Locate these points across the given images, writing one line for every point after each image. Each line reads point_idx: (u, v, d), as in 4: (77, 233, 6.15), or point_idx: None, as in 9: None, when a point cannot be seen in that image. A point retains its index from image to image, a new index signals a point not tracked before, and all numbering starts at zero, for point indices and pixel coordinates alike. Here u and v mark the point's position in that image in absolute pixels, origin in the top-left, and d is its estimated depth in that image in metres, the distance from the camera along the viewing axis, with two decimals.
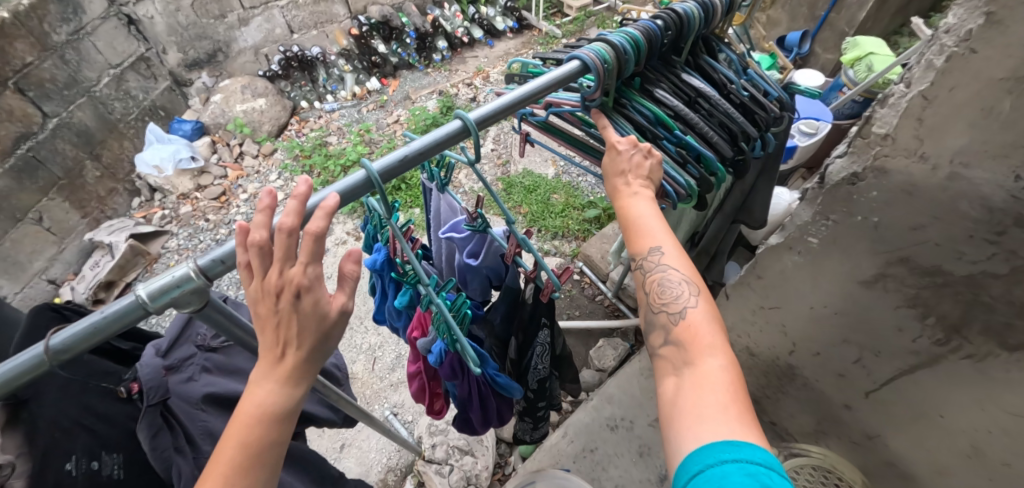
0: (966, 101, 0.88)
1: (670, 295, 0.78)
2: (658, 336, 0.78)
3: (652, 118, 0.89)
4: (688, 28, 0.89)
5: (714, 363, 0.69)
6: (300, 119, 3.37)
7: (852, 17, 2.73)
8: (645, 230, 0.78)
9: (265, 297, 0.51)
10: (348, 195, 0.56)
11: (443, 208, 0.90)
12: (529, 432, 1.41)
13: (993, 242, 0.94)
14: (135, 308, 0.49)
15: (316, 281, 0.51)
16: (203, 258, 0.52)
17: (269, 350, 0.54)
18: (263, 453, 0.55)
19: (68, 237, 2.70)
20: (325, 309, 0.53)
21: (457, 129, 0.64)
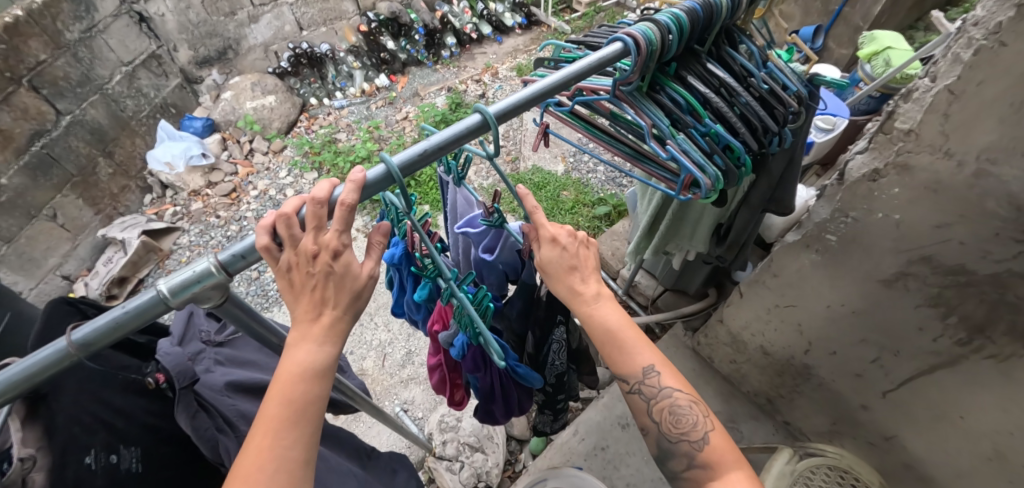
0: (994, 98, 0.85)
1: (685, 422, 0.81)
2: (679, 461, 0.81)
3: (684, 106, 0.87)
4: (716, 17, 0.88)
5: (738, 478, 0.74)
6: (309, 116, 3.38)
7: (866, 11, 2.68)
8: (628, 349, 0.79)
9: (298, 263, 0.50)
10: (367, 191, 0.53)
11: (459, 201, 0.89)
12: (548, 424, 1.41)
13: (1020, 241, 0.91)
14: (156, 304, 0.48)
15: (348, 244, 0.51)
16: (224, 252, 0.50)
17: (304, 311, 0.52)
18: (308, 410, 0.52)
19: (82, 233, 2.73)
20: (357, 272, 0.52)
21: (477, 124, 0.63)
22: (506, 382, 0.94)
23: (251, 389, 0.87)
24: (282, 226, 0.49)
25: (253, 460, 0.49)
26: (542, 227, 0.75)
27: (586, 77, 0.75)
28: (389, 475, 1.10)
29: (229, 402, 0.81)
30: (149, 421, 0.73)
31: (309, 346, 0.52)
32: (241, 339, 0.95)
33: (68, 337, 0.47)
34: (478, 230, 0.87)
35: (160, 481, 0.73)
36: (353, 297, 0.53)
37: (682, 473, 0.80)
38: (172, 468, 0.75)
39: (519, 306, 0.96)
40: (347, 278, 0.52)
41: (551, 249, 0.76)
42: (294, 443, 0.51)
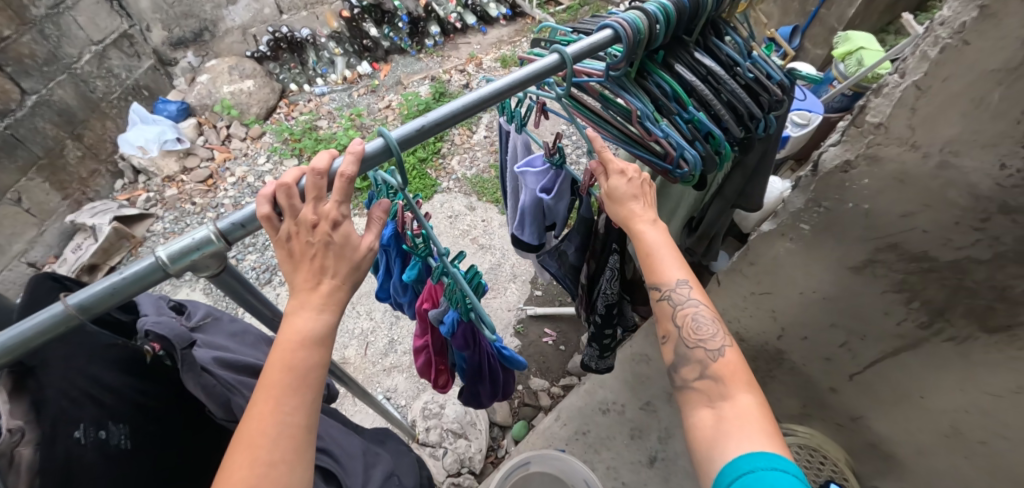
0: (959, 92, 0.90)
1: (705, 332, 0.85)
2: (692, 370, 0.83)
3: (670, 93, 0.90)
4: (702, 8, 0.90)
5: (749, 400, 0.75)
6: (289, 102, 3.29)
7: (841, 13, 2.76)
8: (665, 263, 0.83)
9: (298, 232, 0.51)
10: (368, 165, 0.56)
11: (519, 146, 1.05)
12: (596, 361, 1.43)
13: (978, 229, 0.98)
14: (154, 270, 0.49)
15: (346, 216, 0.52)
16: (223, 221, 0.51)
17: (303, 282, 0.53)
18: (309, 376, 0.53)
19: (49, 219, 2.62)
20: (356, 244, 0.53)
21: (555, 63, 0.72)
22: (494, 363, 0.97)
23: (239, 367, 0.78)
24: (282, 196, 0.50)
25: (256, 427, 0.50)
26: (611, 161, 0.83)
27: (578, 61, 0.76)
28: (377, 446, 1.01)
29: (225, 374, 0.73)
30: (138, 399, 0.72)
31: (307, 313, 0.53)
32: (209, 326, 0.87)
33: (65, 301, 0.47)
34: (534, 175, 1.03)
35: (148, 457, 0.72)
36: (351, 269, 0.54)
37: (692, 382, 0.82)
38: (160, 447, 0.74)
39: (577, 241, 1.18)
40: (346, 248, 0.53)
41: (619, 179, 0.84)
42: (296, 409, 0.52)
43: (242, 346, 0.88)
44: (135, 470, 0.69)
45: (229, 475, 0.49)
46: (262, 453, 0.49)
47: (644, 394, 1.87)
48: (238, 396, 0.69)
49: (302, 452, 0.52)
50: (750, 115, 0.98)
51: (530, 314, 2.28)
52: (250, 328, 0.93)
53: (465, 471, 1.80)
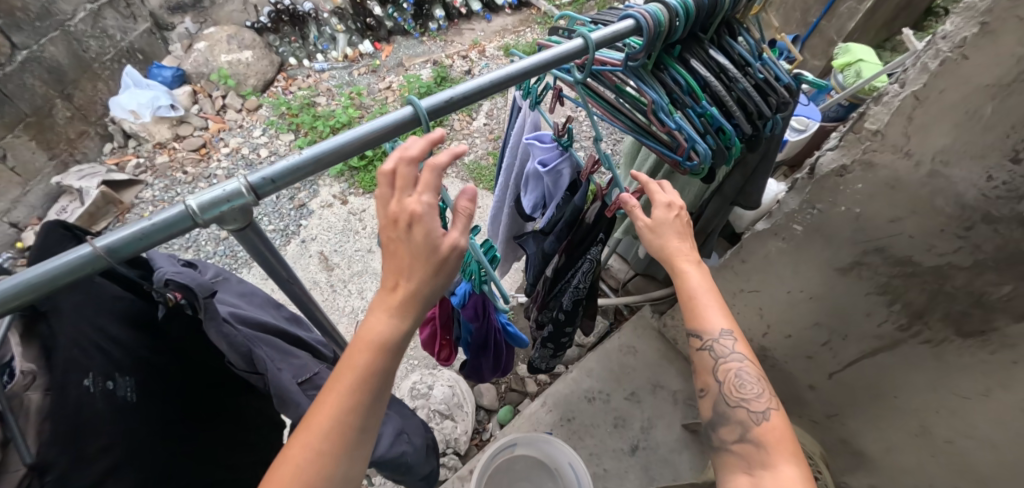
0: (953, 104, 0.95)
1: (748, 391, 0.89)
2: (732, 430, 0.88)
3: (684, 87, 0.93)
4: (720, 6, 0.93)
5: (790, 471, 0.77)
6: (287, 76, 3.24)
7: (841, 26, 2.82)
8: (705, 310, 0.89)
9: (389, 225, 0.57)
10: (393, 131, 0.58)
11: (528, 124, 1.05)
12: (545, 361, 1.53)
13: (961, 237, 1.02)
14: (184, 219, 0.51)
15: (428, 210, 0.55)
16: (253, 175, 0.53)
17: (386, 280, 0.59)
18: (372, 379, 0.58)
19: (34, 179, 2.55)
20: (435, 241, 0.56)
21: (577, 48, 0.73)
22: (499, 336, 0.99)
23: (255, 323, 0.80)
24: (381, 183, 0.56)
25: (320, 415, 0.57)
26: (657, 196, 0.92)
27: (601, 48, 0.77)
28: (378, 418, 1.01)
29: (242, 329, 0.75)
30: (142, 353, 0.72)
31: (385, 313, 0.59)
32: (222, 284, 0.88)
33: (93, 243, 0.48)
34: (540, 147, 1.01)
35: (150, 411, 0.72)
36: (428, 272, 0.57)
37: (732, 444, 0.87)
38: (162, 403, 0.75)
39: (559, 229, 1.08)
40: (423, 247, 0.56)
41: (664, 212, 0.92)
42: (353, 407, 0.58)
43: (252, 306, 0.89)
44: (137, 421, 0.69)
45: (291, 451, 0.57)
46: (314, 443, 0.57)
47: (630, 384, 1.92)
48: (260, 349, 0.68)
49: (347, 448, 0.58)
50: (758, 114, 1.01)
51: (520, 301, 2.31)
52: (258, 290, 0.94)
53: (450, 451, 1.84)
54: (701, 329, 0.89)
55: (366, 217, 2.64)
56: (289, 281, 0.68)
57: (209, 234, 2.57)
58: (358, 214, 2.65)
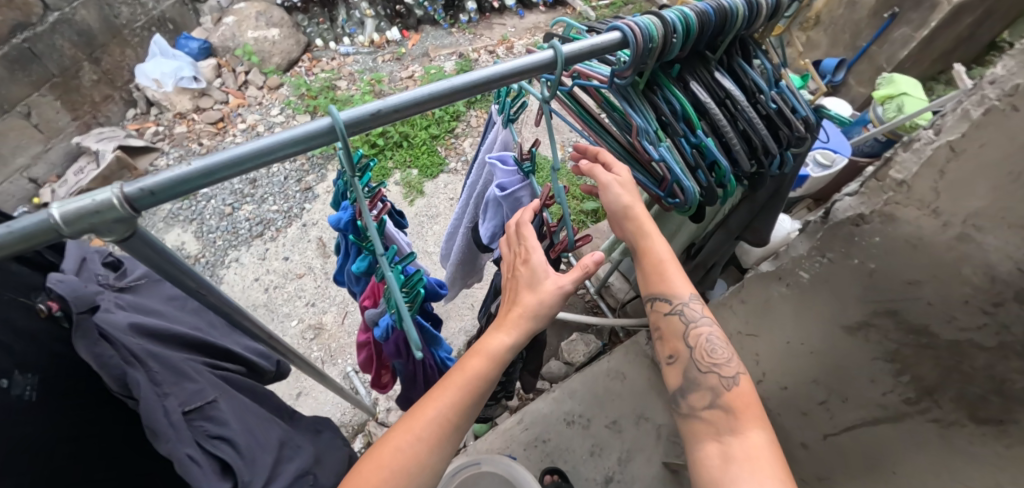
0: (994, 162, 0.82)
1: (718, 356, 0.88)
2: (702, 398, 0.86)
3: (679, 112, 0.82)
4: (729, 25, 0.83)
5: (760, 436, 0.77)
6: (312, 57, 3.23)
7: (893, 53, 2.63)
8: (668, 278, 0.87)
9: (514, 269, 0.89)
10: (301, 141, 0.52)
11: (499, 141, 0.99)
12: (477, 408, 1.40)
13: (987, 312, 0.89)
14: (47, 229, 0.45)
15: (534, 252, 0.86)
16: (131, 185, 0.47)
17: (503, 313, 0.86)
18: (477, 386, 0.80)
19: (56, 137, 2.60)
20: (540, 277, 0.85)
21: (543, 61, 0.64)
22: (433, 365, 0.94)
23: (156, 336, 0.74)
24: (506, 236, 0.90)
25: (427, 406, 0.78)
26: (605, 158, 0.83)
27: (577, 63, 0.68)
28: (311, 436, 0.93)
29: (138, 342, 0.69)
30: (55, 348, 0.69)
31: (502, 333, 0.83)
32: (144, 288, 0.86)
33: None
34: (502, 170, 0.95)
35: (56, 411, 0.68)
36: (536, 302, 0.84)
37: (701, 411, 0.85)
38: (74, 402, 0.71)
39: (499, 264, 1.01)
40: (534, 280, 0.85)
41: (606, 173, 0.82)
42: (450, 404, 0.78)
43: (179, 311, 0.88)
44: (43, 419, 0.66)
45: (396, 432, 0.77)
46: (418, 428, 0.76)
47: (612, 412, 1.82)
48: (136, 371, 0.59)
49: (438, 438, 0.77)
50: (763, 150, 0.90)
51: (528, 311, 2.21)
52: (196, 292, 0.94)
53: None
54: (668, 293, 0.87)
55: None
56: (200, 291, 0.63)
57: (215, 208, 2.60)
58: None
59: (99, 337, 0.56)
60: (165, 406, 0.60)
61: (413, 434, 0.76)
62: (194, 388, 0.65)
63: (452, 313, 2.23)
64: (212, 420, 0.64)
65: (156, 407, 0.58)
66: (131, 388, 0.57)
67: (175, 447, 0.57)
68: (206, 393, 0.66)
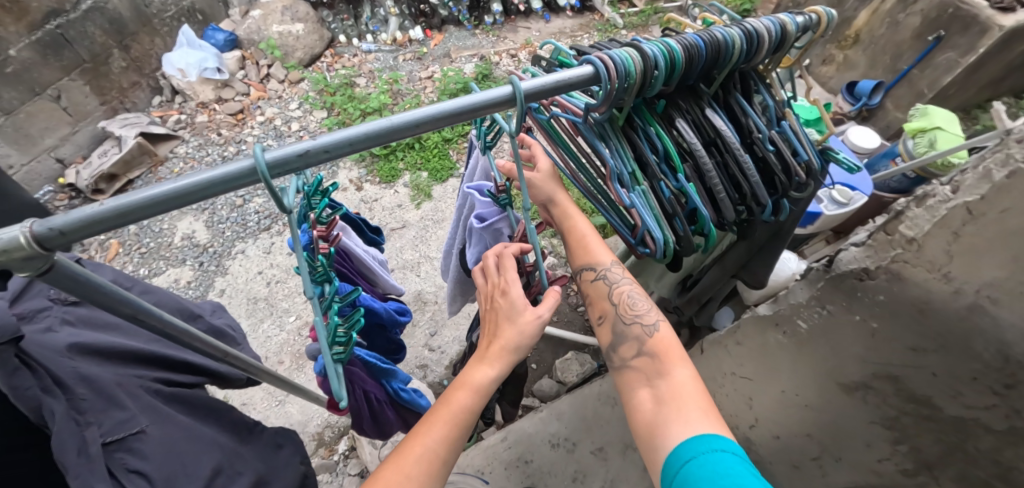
0: (1016, 231, 0.73)
1: (640, 308, 0.89)
2: (630, 348, 0.86)
3: (661, 153, 0.77)
4: (725, 60, 0.77)
5: (683, 373, 0.81)
6: (334, 53, 3.26)
7: (934, 79, 2.47)
8: (592, 247, 0.92)
9: (491, 301, 0.87)
10: (223, 182, 0.50)
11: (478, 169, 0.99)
12: None
13: (997, 393, 0.82)
14: None
15: (512, 284, 0.83)
16: (40, 223, 0.46)
17: (483, 345, 0.82)
18: (463, 418, 0.76)
19: (83, 121, 2.68)
20: (518, 308, 0.82)
21: (499, 98, 0.60)
22: (385, 398, 0.93)
23: (102, 352, 0.73)
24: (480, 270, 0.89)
25: (415, 442, 0.72)
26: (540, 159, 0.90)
27: (539, 101, 0.64)
28: (269, 452, 0.88)
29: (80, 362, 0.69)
30: None
31: (484, 365, 0.79)
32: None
33: None
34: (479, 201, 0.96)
35: None
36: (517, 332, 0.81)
37: (631, 360, 0.85)
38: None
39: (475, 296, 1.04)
40: (513, 311, 0.82)
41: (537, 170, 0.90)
42: (439, 438, 0.73)
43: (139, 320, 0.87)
44: None
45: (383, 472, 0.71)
46: (408, 466, 0.70)
47: (599, 438, 1.75)
48: (55, 399, 0.59)
49: (433, 474, 0.71)
50: (754, 197, 0.83)
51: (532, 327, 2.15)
52: None
53: None
54: (589, 262, 0.91)
55: (375, 208, 2.63)
56: (138, 315, 0.61)
57: (227, 199, 2.64)
58: (368, 203, 2.64)
59: (18, 364, 0.56)
60: (84, 438, 0.60)
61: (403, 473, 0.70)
62: (123, 417, 0.65)
63: (447, 321, 2.20)
64: (133, 453, 0.64)
65: (72, 439, 0.58)
66: (46, 419, 0.57)
67: (85, 481, 0.57)
68: (136, 422, 0.66)
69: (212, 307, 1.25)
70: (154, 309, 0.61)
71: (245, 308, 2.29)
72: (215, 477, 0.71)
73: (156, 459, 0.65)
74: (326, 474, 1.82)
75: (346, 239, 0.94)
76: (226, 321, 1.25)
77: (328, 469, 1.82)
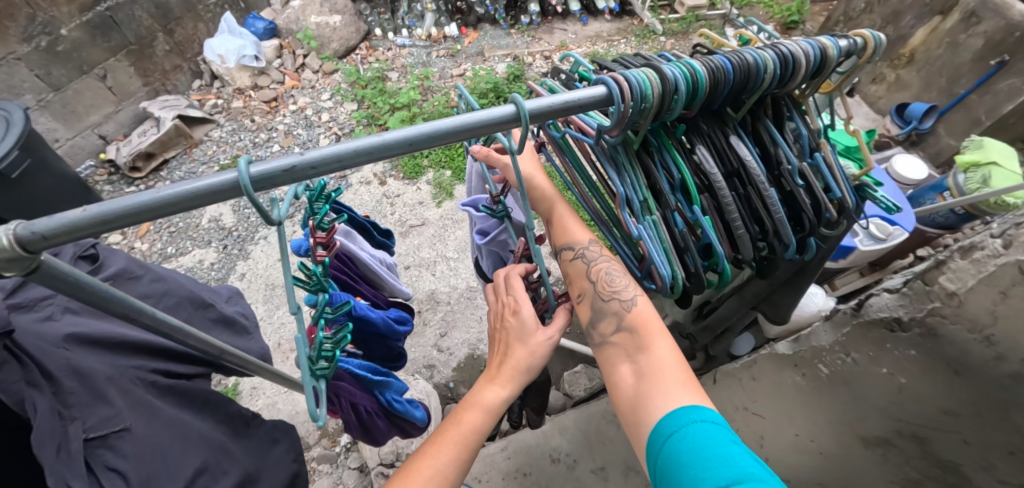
0: None
1: (617, 284, 0.82)
2: (608, 323, 0.80)
3: (676, 182, 0.72)
4: (755, 85, 0.70)
5: (664, 346, 0.76)
6: (369, 46, 3.29)
7: (995, 106, 2.30)
8: (566, 223, 0.88)
9: (500, 321, 0.84)
10: (210, 192, 0.49)
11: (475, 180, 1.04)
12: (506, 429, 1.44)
13: None
14: None
15: (522, 303, 0.80)
16: (25, 225, 0.44)
17: (491, 368, 0.80)
18: (471, 439, 0.75)
19: (126, 100, 2.78)
20: (528, 329, 0.79)
21: (507, 115, 0.56)
22: (376, 408, 0.92)
23: (101, 342, 0.73)
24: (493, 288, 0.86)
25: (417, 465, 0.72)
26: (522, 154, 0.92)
27: (546, 121, 0.59)
28: (264, 448, 0.85)
29: (74, 353, 0.69)
30: None
31: (497, 386, 0.78)
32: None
33: None
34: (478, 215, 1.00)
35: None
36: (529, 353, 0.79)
37: (610, 336, 0.80)
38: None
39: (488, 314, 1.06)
40: (523, 332, 0.79)
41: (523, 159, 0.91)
42: (449, 461, 0.72)
43: None
44: None
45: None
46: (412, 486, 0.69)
47: (601, 457, 1.69)
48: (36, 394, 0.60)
49: None
50: (777, 234, 0.77)
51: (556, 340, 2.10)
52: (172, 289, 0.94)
53: (397, 465, 1.69)
54: (567, 241, 0.86)
55: (396, 203, 2.64)
56: (130, 313, 0.55)
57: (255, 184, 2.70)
58: (390, 198, 2.65)
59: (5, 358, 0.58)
60: (66, 434, 0.61)
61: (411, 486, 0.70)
62: (109, 413, 0.65)
63: (458, 323, 2.18)
64: (113, 451, 0.63)
65: (52, 434, 0.59)
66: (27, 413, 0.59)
67: (61, 477, 0.57)
68: (120, 419, 0.66)
69: (228, 294, 1.12)
70: (146, 306, 0.55)
71: (263, 293, 2.33)
72: (197, 478, 0.69)
73: (135, 458, 0.64)
74: (326, 465, 1.80)
75: (347, 242, 0.93)
76: (243, 310, 1.11)
77: (328, 460, 1.80)
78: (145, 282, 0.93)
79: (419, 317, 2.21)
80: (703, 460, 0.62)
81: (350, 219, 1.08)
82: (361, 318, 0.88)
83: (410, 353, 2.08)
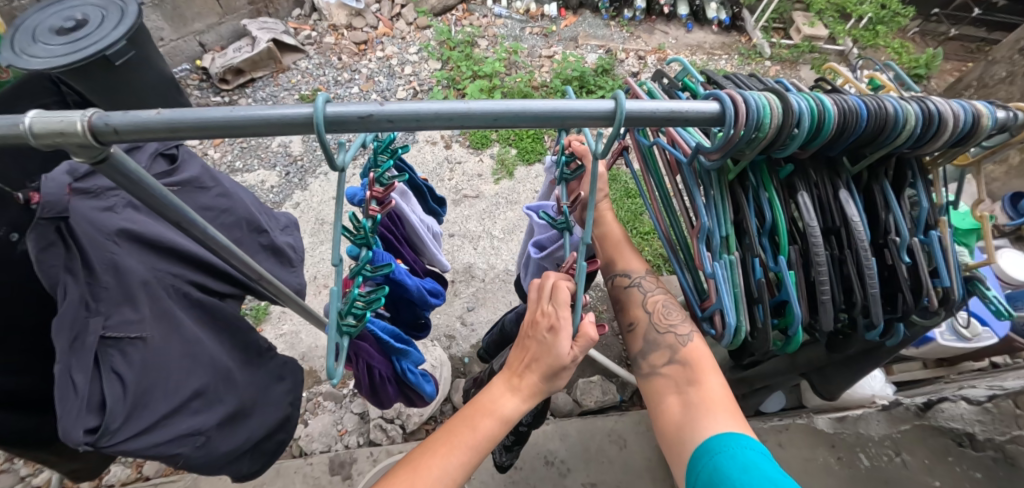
0: None
1: (673, 318, 0.85)
2: (661, 355, 0.81)
3: (767, 226, 0.66)
4: (889, 136, 0.61)
5: (716, 381, 0.76)
6: (466, 10, 3.27)
7: None
8: (624, 252, 0.94)
9: (531, 331, 0.77)
10: (290, 125, 0.47)
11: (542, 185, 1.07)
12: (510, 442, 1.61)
13: None
14: (20, 136, 0.43)
15: (562, 320, 0.72)
16: (102, 116, 0.44)
17: (513, 376, 0.77)
18: (484, 446, 0.74)
19: (230, 15, 2.90)
20: (559, 352, 0.72)
21: (603, 112, 0.51)
22: (389, 374, 0.92)
23: (149, 243, 0.75)
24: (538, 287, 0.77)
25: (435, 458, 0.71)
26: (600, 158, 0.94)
27: (643, 128, 0.54)
28: (269, 383, 0.89)
29: (120, 250, 0.70)
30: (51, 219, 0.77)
31: (516, 396, 0.75)
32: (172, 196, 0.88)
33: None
34: (540, 225, 0.97)
35: None
36: (549, 370, 0.74)
37: (660, 367, 0.80)
38: None
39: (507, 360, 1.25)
40: (551, 357, 0.73)
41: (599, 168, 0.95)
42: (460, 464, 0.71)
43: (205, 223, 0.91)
44: None
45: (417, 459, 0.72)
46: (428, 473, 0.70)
47: (596, 474, 1.63)
48: (69, 280, 0.62)
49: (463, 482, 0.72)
50: (864, 310, 0.70)
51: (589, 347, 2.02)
52: (232, 207, 0.96)
53: (397, 421, 1.71)
54: (625, 269, 0.91)
55: (456, 170, 2.63)
56: (182, 223, 0.54)
57: None
58: (451, 164, 2.65)
59: (54, 241, 0.61)
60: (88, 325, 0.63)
61: (445, 469, 0.71)
62: (130, 318, 0.67)
63: (488, 301, 2.17)
64: (123, 355, 0.65)
65: (73, 324, 0.61)
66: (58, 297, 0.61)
67: (67, 367, 0.60)
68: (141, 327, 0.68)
69: (285, 223, 1.14)
70: (199, 219, 0.54)
71: (312, 226, 2.40)
72: (191, 401, 0.71)
73: (139, 368, 0.66)
74: (331, 403, 1.84)
75: (400, 203, 0.93)
76: (294, 242, 1.13)
77: (335, 398, 1.84)
78: (211, 195, 0.93)
79: (452, 286, 2.21)
80: (751, 480, 0.61)
81: (409, 179, 1.07)
82: (397, 282, 0.87)
83: (434, 319, 2.09)
